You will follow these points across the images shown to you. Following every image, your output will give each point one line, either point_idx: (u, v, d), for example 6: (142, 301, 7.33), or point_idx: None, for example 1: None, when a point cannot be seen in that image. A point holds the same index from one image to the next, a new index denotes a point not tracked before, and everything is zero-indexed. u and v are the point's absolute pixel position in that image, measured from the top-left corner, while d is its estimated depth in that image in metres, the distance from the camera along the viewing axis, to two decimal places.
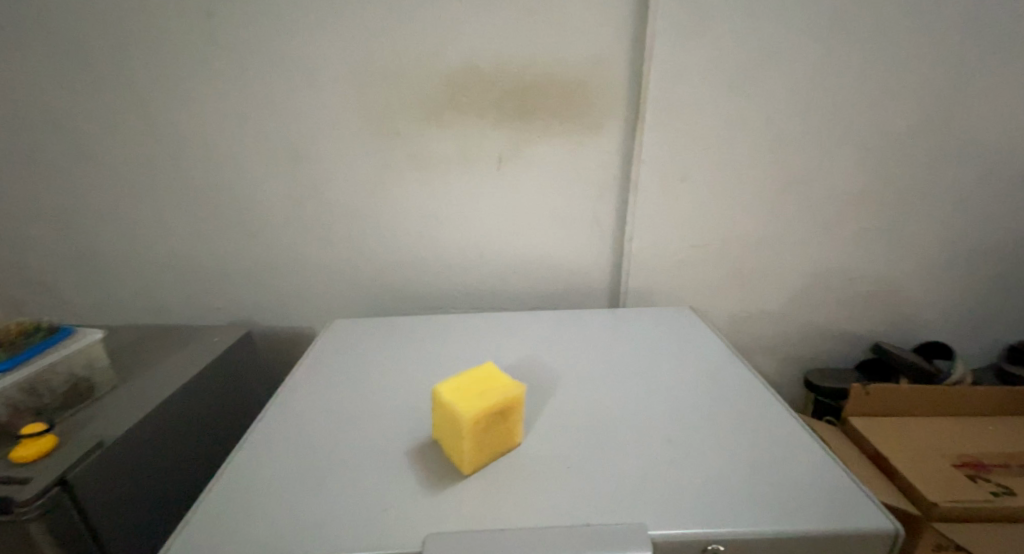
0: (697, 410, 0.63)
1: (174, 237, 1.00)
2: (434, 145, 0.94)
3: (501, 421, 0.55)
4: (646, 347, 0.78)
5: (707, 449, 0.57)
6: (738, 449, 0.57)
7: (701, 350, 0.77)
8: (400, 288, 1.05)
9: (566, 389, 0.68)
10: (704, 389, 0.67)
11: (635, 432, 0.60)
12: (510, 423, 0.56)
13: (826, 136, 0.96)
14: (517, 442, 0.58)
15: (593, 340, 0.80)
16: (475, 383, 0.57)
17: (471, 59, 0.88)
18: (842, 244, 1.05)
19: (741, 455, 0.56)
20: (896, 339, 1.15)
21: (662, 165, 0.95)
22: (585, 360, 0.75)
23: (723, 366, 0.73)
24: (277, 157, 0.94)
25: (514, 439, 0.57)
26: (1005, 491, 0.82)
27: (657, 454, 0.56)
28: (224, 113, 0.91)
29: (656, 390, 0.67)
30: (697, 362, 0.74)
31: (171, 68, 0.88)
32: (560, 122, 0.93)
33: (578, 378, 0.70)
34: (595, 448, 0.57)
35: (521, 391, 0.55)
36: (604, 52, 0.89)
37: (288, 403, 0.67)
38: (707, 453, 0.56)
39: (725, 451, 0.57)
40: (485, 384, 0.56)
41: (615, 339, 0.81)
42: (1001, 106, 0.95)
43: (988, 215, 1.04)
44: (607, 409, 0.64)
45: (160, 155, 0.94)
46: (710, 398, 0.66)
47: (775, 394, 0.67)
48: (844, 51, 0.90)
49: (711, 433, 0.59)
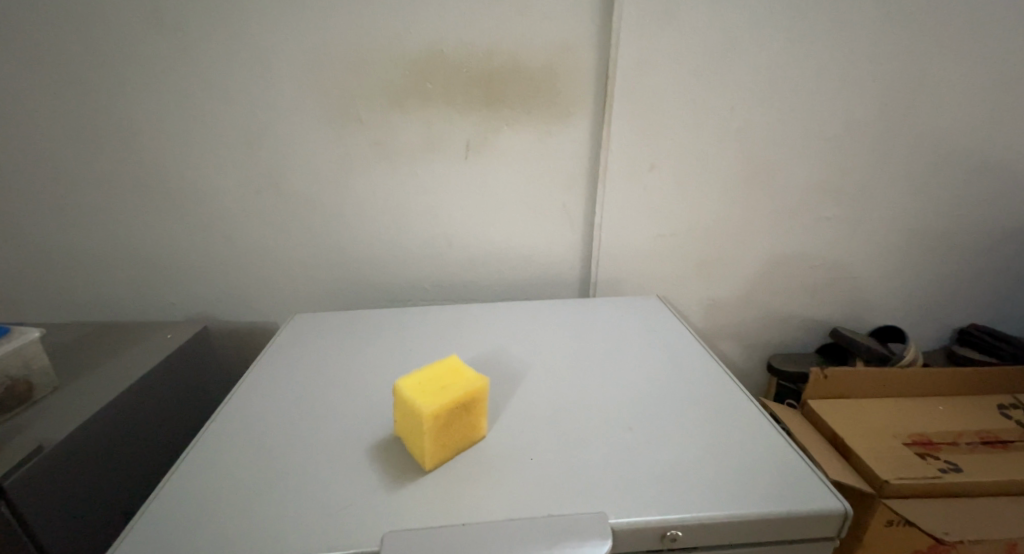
0: (661, 399, 0.64)
1: (124, 230, 0.95)
2: (398, 132, 0.91)
3: (464, 415, 0.54)
4: (613, 336, 0.79)
5: (670, 436, 0.58)
6: (699, 436, 0.58)
7: (667, 339, 0.78)
8: (367, 280, 1.03)
9: (533, 379, 0.68)
10: (668, 376, 0.69)
11: (600, 421, 0.60)
12: (474, 417, 0.55)
13: (789, 126, 0.97)
14: (482, 435, 0.57)
15: (561, 330, 0.81)
16: (439, 376, 0.56)
17: (435, 43, 0.86)
18: (804, 235, 1.08)
19: (703, 440, 0.57)
20: (853, 324, 1.19)
21: (630, 155, 0.96)
22: (553, 351, 0.75)
23: (688, 352, 0.74)
24: (233, 145, 0.90)
25: (478, 433, 0.57)
26: (952, 467, 0.87)
27: (622, 442, 0.57)
28: (172, 97, 0.86)
29: (622, 379, 0.68)
30: (664, 351, 0.75)
31: (113, 49, 0.83)
32: (527, 110, 0.91)
33: (545, 367, 0.71)
34: (562, 439, 0.57)
35: (485, 384, 0.55)
36: (571, 37, 0.87)
37: (248, 400, 0.65)
38: (669, 440, 0.57)
39: (687, 439, 0.58)
40: (448, 377, 0.56)
41: (582, 329, 0.81)
42: (953, 96, 0.98)
43: (940, 204, 1.08)
44: (573, 398, 0.64)
45: (104, 142, 0.89)
46: (675, 387, 0.66)
47: (736, 378, 0.69)
48: (805, 41, 0.91)
49: (673, 420, 0.60)
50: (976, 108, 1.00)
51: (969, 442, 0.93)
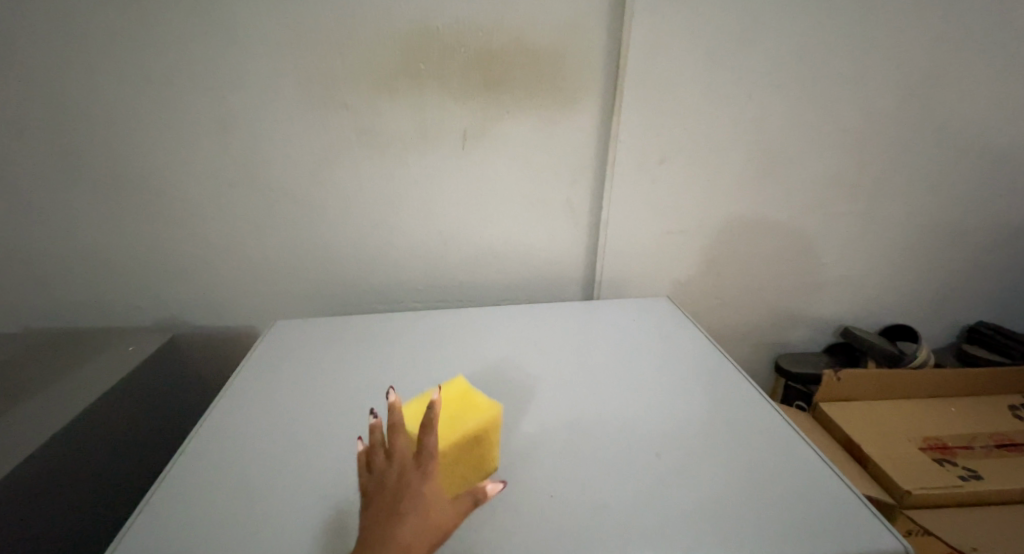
0: (682, 423, 0.59)
1: (80, 228, 0.86)
2: (389, 120, 0.83)
3: (476, 447, 0.49)
4: (625, 348, 0.74)
5: (697, 466, 0.53)
6: (729, 465, 0.53)
7: (683, 351, 0.74)
8: (356, 281, 0.95)
9: (547, 401, 0.62)
10: (695, 397, 0.64)
11: (618, 450, 0.55)
12: (486, 450, 0.50)
13: (808, 117, 0.92)
14: (494, 469, 0.52)
15: (569, 341, 0.75)
16: (449, 406, 0.52)
17: (430, 21, 0.77)
18: (816, 232, 1.03)
19: (733, 471, 0.52)
20: (862, 323, 1.15)
21: (639, 146, 0.89)
22: (562, 364, 0.69)
23: (708, 367, 0.70)
24: (204, 133, 0.81)
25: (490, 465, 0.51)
26: (972, 474, 0.83)
27: (644, 475, 0.52)
28: (131, 79, 0.77)
29: (639, 399, 0.63)
30: (681, 366, 0.70)
31: (61, 24, 0.73)
32: (530, 96, 0.84)
33: (560, 384, 0.65)
34: (579, 472, 0.52)
35: (499, 413, 0.50)
36: (579, 17, 0.80)
37: (228, 427, 0.58)
38: (696, 471, 0.52)
39: (716, 469, 0.52)
40: (456, 404, 0.52)
41: (593, 339, 0.76)
42: (978, 86, 0.93)
43: (956, 199, 1.04)
44: (592, 422, 0.59)
45: (55, 131, 0.79)
46: (697, 407, 0.61)
47: (766, 397, 0.64)
48: (828, 26, 0.84)
49: (698, 447, 0.55)
50: (1000, 99, 0.95)
51: (986, 446, 0.90)
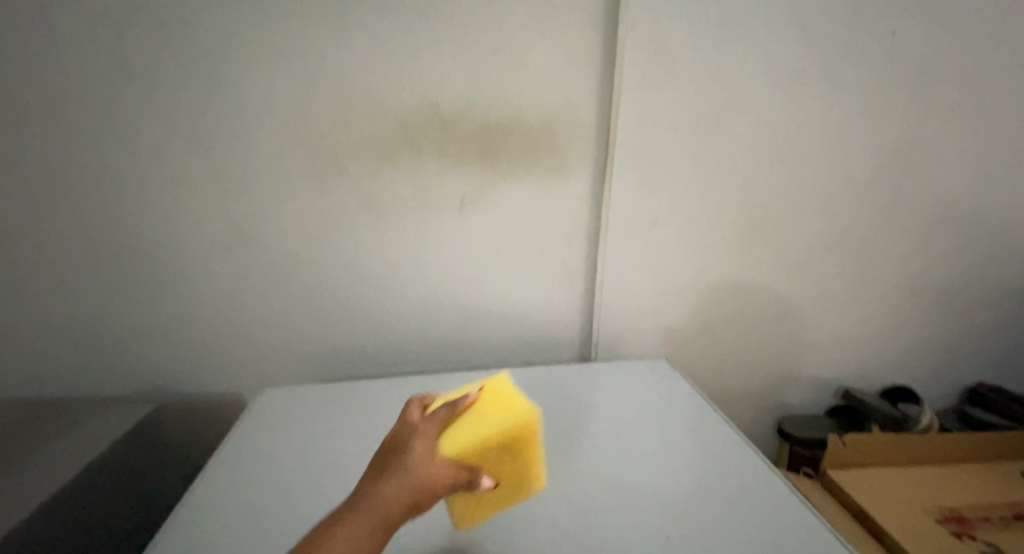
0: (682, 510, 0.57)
1: (73, 293, 0.85)
2: (388, 187, 0.85)
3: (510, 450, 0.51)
4: (622, 426, 0.73)
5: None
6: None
7: (681, 427, 0.73)
8: (349, 343, 0.94)
9: (543, 491, 0.60)
10: (698, 482, 0.61)
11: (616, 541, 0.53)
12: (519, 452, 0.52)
13: (793, 184, 0.95)
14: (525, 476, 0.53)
15: (565, 417, 0.74)
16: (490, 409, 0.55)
17: (429, 97, 0.82)
18: (809, 293, 1.04)
19: None
20: (862, 384, 1.14)
21: (632, 211, 0.91)
22: (559, 445, 0.68)
23: (707, 445, 0.68)
24: (205, 200, 0.83)
25: (532, 463, 0.53)
26: (994, 549, 0.78)
27: None
28: (139, 149, 0.80)
29: (635, 482, 0.61)
30: (680, 445, 0.69)
31: (76, 100, 0.76)
32: (525, 164, 0.87)
33: (559, 473, 0.63)
34: None
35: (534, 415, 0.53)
36: (571, 95, 0.84)
37: (208, 517, 0.55)
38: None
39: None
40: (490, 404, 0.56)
41: (590, 415, 0.75)
42: (950, 156, 0.98)
43: (943, 261, 1.06)
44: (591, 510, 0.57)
45: (57, 199, 0.80)
46: (696, 492, 0.60)
47: (768, 477, 0.63)
48: (804, 103, 0.90)
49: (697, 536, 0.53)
50: (973, 169, 1.00)
51: (1004, 518, 0.86)
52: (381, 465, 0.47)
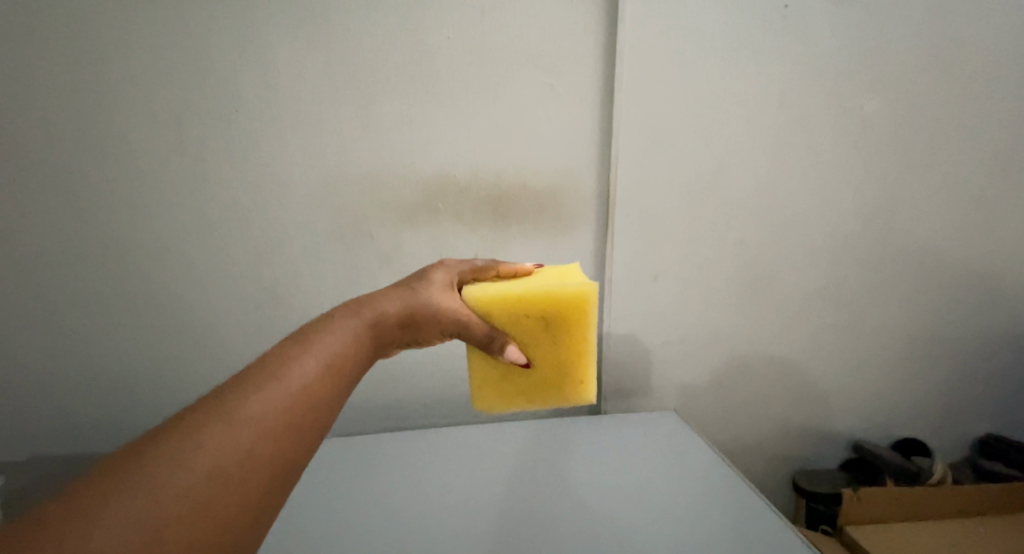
0: None
1: (119, 351, 0.93)
2: (407, 248, 0.93)
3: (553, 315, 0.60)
4: (632, 484, 0.76)
5: None
6: None
7: (690, 486, 0.75)
8: (368, 395, 0.98)
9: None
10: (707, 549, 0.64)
11: None
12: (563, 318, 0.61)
13: (786, 241, 1.01)
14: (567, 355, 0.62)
15: (577, 476, 0.78)
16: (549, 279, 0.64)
17: (446, 168, 0.90)
18: (811, 344, 1.08)
19: None
20: (872, 435, 1.14)
21: (635, 268, 0.97)
22: (574, 508, 0.72)
23: (715, 506, 0.71)
24: (242, 263, 0.91)
25: (577, 328, 0.60)
26: None
27: None
28: (184, 219, 0.88)
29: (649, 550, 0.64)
30: (689, 506, 0.71)
31: (131, 177, 0.85)
32: (534, 226, 0.94)
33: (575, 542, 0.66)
34: None
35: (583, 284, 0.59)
36: (573, 163, 0.93)
37: None
38: None
39: None
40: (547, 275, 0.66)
41: (603, 475, 0.78)
42: (936, 213, 1.04)
43: (939, 313, 1.09)
44: None
45: (108, 265, 0.88)
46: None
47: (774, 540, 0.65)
48: (791, 167, 0.97)
49: None
50: (960, 224, 1.05)
51: None
52: (402, 285, 0.61)
